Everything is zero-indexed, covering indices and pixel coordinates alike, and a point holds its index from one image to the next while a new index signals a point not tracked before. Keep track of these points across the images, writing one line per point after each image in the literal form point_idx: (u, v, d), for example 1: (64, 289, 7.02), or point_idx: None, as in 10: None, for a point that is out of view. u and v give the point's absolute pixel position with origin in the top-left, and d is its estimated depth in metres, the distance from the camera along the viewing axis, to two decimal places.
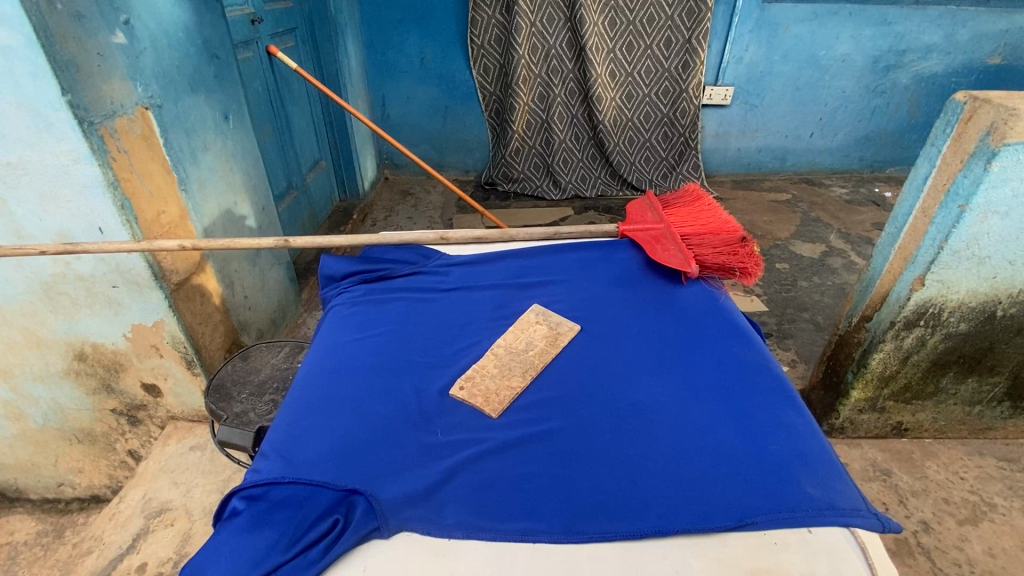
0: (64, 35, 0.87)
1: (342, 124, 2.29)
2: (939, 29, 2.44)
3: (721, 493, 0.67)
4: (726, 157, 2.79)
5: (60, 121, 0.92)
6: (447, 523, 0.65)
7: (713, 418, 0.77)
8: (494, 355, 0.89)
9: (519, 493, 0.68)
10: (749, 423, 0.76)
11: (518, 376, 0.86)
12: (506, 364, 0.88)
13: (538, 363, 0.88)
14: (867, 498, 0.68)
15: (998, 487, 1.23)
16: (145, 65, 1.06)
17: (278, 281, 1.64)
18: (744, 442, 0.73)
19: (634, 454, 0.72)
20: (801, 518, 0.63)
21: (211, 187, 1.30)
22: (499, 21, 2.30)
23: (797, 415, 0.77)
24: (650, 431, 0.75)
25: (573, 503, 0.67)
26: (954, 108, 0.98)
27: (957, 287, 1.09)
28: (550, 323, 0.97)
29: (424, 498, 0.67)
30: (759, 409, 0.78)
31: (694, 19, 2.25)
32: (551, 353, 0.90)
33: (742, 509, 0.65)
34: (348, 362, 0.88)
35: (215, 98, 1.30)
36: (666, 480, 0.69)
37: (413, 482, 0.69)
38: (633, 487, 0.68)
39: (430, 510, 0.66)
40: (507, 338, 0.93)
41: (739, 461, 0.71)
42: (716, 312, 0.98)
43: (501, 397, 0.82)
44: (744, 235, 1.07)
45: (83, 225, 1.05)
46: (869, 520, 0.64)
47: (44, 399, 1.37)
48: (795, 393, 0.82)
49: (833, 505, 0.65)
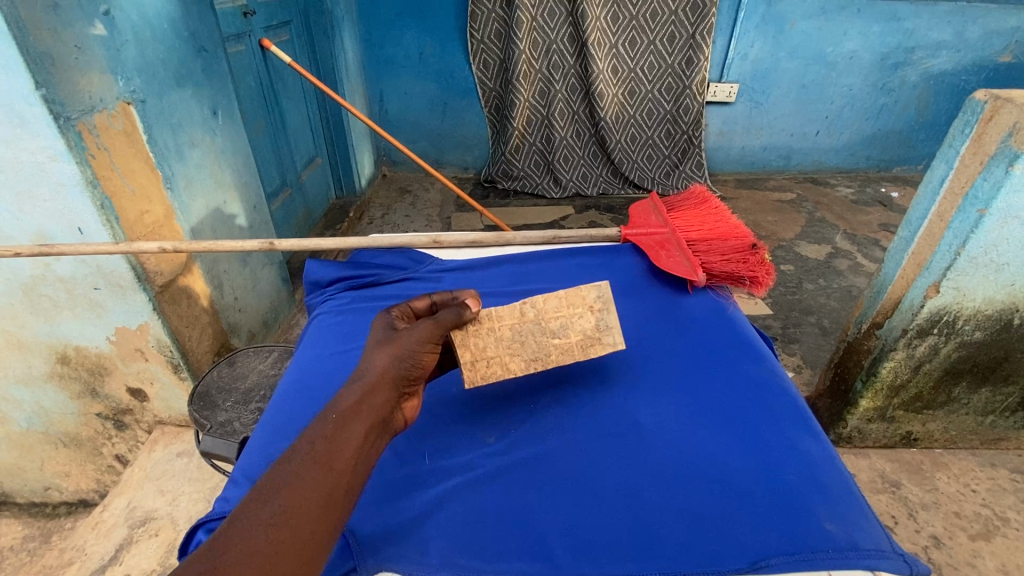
0: (37, 26, 0.83)
1: (338, 120, 2.24)
2: (949, 26, 2.40)
3: (732, 530, 0.63)
4: (730, 155, 2.73)
5: (35, 117, 0.87)
6: (430, 564, 0.60)
7: (722, 441, 0.73)
8: (521, 316, 0.81)
9: (511, 529, 0.64)
10: (760, 448, 0.72)
11: (520, 358, 0.79)
12: (520, 330, 0.81)
13: (553, 356, 0.80)
14: (893, 537, 0.63)
15: (1011, 500, 1.18)
16: (127, 57, 1.02)
17: (270, 282, 1.60)
18: (756, 471, 0.69)
19: (637, 484, 0.69)
20: (821, 560, 0.59)
21: (199, 185, 1.25)
22: (499, 15, 2.25)
23: (812, 439, 0.74)
24: (652, 456, 0.72)
25: (569, 540, 0.63)
26: (974, 107, 0.93)
27: (972, 294, 1.05)
28: (602, 322, 0.82)
29: (406, 536, 0.63)
30: (772, 434, 0.74)
31: (698, 14, 2.20)
32: (571, 357, 0.80)
33: (755, 550, 0.61)
34: (331, 378, 0.84)
35: (202, 93, 1.26)
36: (672, 515, 0.65)
37: (394, 517, 0.65)
38: (635, 524, 0.64)
39: (413, 550, 0.62)
40: (545, 304, 0.83)
41: (751, 493, 0.67)
42: (724, 323, 0.95)
43: (483, 369, 0.78)
44: (755, 242, 1.03)
45: (62, 226, 1.00)
46: (895, 563, 0.59)
47: (27, 403, 1.32)
48: (810, 414, 0.78)
49: (856, 545, 0.61)
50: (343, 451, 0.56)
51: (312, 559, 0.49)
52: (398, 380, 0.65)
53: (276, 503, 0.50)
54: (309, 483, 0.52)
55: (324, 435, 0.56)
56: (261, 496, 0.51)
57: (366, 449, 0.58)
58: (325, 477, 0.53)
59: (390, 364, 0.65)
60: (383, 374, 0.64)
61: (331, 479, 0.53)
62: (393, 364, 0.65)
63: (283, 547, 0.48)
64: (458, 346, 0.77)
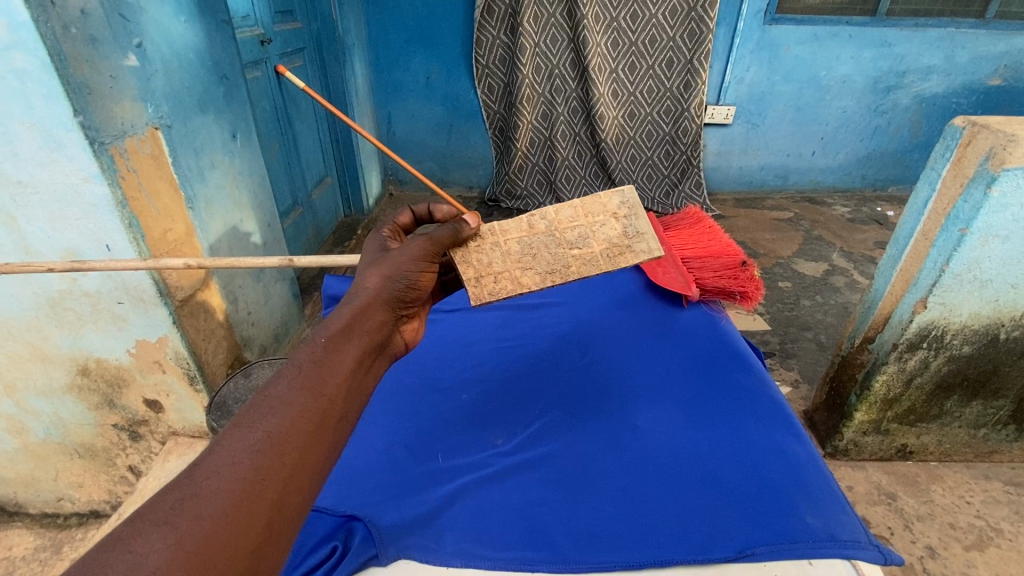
0: (77, 59, 0.89)
1: (348, 141, 2.32)
2: (939, 52, 2.48)
3: (724, 522, 0.77)
4: (728, 175, 2.80)
5: (72, 142, 0.93)
6: (445, 551, 0.75)
7: (712, 442, 0.89)
8: (531, 229, 0.92)
9: (522, 520, 0.79)
10: (747, 450, 0.87)
11: (533, 271, 0.89)
12: (529, 243, 0.91)
13: (574, 266, 0.90)
14: (869, 530, 0.76)
15: (1004, 512, 1.21)
16: (156, 86, 1.08)
17: (282, 297, 1.66)
18: (744, 471, 0.84)
19: (639, 481, 0.84)
20: (803, 549, 0.73)
21: (218, 205, 1.31)
22: (504, 42, 2.35)
23: (796, 441, 0.89)
24: (646, 457, 0.87)
25: (581, 532, 0.77)
26: (953, 133, 0.99)
27: (958, 310, 1.09)
28: (630, 228, 0.92)
29: (422, 526, 0.78)
30: (761, 435, 0.90)
31: (695, 40, 2.28)
32: (598, 266, 0.89)
33: (743, 541, 0.74)
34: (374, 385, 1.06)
35: (223, 117, 1.33)
36: (672, 510, 0.79)
37: (411, 510, 0.80)
38: (639, 517, 0.78)
39: (429, 539, 0.77)
40: (558, 216, 0.93)
41: (741, 489, 0.81)
42: (715, 336, 1.13)
43: (490, 285, 0.87)
44: (745, 260, 1.21)
45: (90, 244, 1.04)
46: (870, 553, 0.73)
47: (46, 414, 1.35)
48: (795, 419, 0.93)
49: (834, 537, 0.74)
50: (331, 377, 0.59)
51: (297, 485, 0.51)
52: (388, 300, 0.72)
53: (261, 427, 0.52)
54: (296, 407, 0.55)
55: (312, 359, 0.60)
56: (246, 421, 0.53)
57: (357, 370, 0.63)
58: (313, 400, 0.56)
59: (381, 285, 0.71)
60: (374, 295, 0.70)
61: (318, 405, 0.56)
62: (384, 284, 0.72)
63: (267, 469, 0.50)
64: (459, 261, 0.87)
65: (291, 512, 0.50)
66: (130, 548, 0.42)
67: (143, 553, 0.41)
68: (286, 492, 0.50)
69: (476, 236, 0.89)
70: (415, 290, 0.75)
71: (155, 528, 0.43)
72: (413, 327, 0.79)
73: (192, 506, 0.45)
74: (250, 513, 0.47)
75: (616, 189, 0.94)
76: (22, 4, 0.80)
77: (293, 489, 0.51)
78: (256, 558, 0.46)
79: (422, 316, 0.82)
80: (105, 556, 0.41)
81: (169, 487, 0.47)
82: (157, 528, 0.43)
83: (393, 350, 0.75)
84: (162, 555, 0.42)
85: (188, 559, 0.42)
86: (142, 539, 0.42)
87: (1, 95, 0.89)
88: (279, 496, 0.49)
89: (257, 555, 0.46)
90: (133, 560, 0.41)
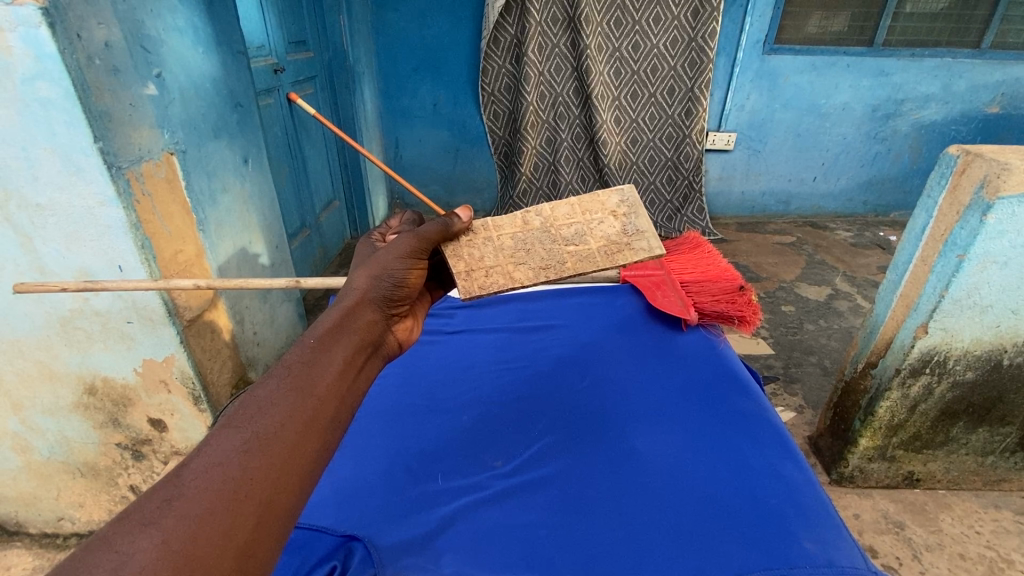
0: (99, 89, 0.92)
1: (355, 166, 2.38)
2: (936, 80, 2.53)
3: (721, 547, 0.76)
4: (730, 200, 2.83)
5: (90, 167, 0.95)
6: (443, 571, 0.75)
7: (709, 465, 0.89)
8: (526, 225, 0.95)
9: (520, 543, 0.79)
10: (745, 474, 0.87)
11: (526, 266, 0.91)
12: (523, 239, 0.94)
13: (568, 264, 0.91)
14: (867, 557, 0.76)
15: (1015, 543, 1.18)
16: (173, 113, 1.12)
17: (287, 318, 1.70)
18: (741, 495, 0.84)
19: (634, 505, 0.83)
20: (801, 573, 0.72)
21: (228, 226, 1.34)
22: (509, 71, 2.41)
23: (794, 466, 0.89)
24: (645, 481, 0.87)
25: (578, 556, 0.76)
26: (948, 160, 1.01)
27: (960, 336, 1.09)
28: (630, 226, 0.93)
29: (420, 548, 0.78)
30: (759, 460, 0.90)
31: (696, 69, 2.33)
32: (595, 262, 0.90)
33: (740, 565, 0.74)
34: (375, 406, 1.07)
35: (236, 143, 1.37)
36: (670, 537, 0.78)
37: (408, 531, 0.80)
38: (634, 542, 0.78)
39: (427, 559, 0.76)
40: (555, 214, 0.96)
41: (737, 514, 0.81)
42: (714, 359, 1.14)
43: (481, 280, 0.89)
44: (742, 284, 1.27)
45: (104, 264, 1.06)
46: None
47: (51, 432, 1.34)
48: (793, 445, 0.93)
49: (833, 562, 0.73)
50: (320, 379, 0.62)
51: (287, 485, 0.52)
52: (375, 298, 0.76)
53: (251, 428, 0.54)
54: (284, 407, 0.57)
55: (302, 361, 0.63)
56: (235, 422, 0.54)
57: (346, 370, 0.65)
58: (304, 402, 0.58)
59: (369, 284, 0.75)
60: (362, 295, 0.74)
61: (307, 404, 0.58)
62: (371, 284, 0.76)
63: (255, 469, 0.51)
64: (452, 255, 0.90)
65: (281, 514, 0.51)
66: (116, 548, 0.42)
67: (128, 553, 0.42)
68: (275, 494, 0.51)
69: (468, 232, 0.92)
70: (403, 288, 0.78)
71: (141, 529, 0.43)
72: (406, 326, 0.82)
73: (177, 506, 0.46)
74: (236, 512, 0.47)
75: (614, 188, 0.96)
76: (50, 36, 0.84)
77: (282, 489, 0.51)
78: (245, 560, 0.46)
79: (417, 317, 0.85)
80: (90, 555, 0.41)
81: (157, 487, 0.48)
82: (142, 528, 0.44)
83: (386, 350, 0.77)
84: (148, 554, 0.42)
85: (175, 558, 0.43)
86: (127, 539, 0.43)
87: (25, 122, 0.91)
88: (267, 496, 0.50)
89: (247, 556, 0.46)
90: (118, 559, 0.41)
